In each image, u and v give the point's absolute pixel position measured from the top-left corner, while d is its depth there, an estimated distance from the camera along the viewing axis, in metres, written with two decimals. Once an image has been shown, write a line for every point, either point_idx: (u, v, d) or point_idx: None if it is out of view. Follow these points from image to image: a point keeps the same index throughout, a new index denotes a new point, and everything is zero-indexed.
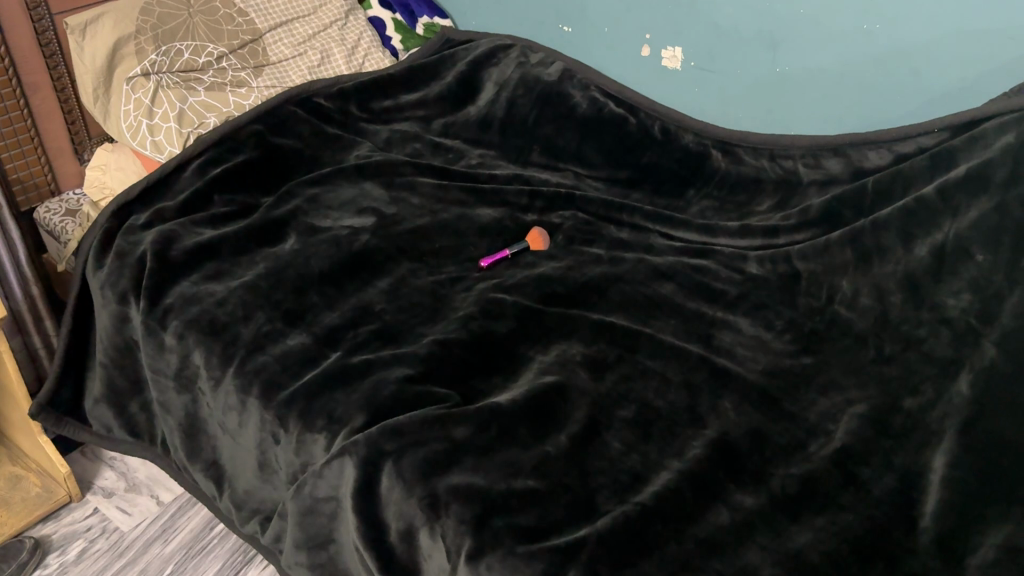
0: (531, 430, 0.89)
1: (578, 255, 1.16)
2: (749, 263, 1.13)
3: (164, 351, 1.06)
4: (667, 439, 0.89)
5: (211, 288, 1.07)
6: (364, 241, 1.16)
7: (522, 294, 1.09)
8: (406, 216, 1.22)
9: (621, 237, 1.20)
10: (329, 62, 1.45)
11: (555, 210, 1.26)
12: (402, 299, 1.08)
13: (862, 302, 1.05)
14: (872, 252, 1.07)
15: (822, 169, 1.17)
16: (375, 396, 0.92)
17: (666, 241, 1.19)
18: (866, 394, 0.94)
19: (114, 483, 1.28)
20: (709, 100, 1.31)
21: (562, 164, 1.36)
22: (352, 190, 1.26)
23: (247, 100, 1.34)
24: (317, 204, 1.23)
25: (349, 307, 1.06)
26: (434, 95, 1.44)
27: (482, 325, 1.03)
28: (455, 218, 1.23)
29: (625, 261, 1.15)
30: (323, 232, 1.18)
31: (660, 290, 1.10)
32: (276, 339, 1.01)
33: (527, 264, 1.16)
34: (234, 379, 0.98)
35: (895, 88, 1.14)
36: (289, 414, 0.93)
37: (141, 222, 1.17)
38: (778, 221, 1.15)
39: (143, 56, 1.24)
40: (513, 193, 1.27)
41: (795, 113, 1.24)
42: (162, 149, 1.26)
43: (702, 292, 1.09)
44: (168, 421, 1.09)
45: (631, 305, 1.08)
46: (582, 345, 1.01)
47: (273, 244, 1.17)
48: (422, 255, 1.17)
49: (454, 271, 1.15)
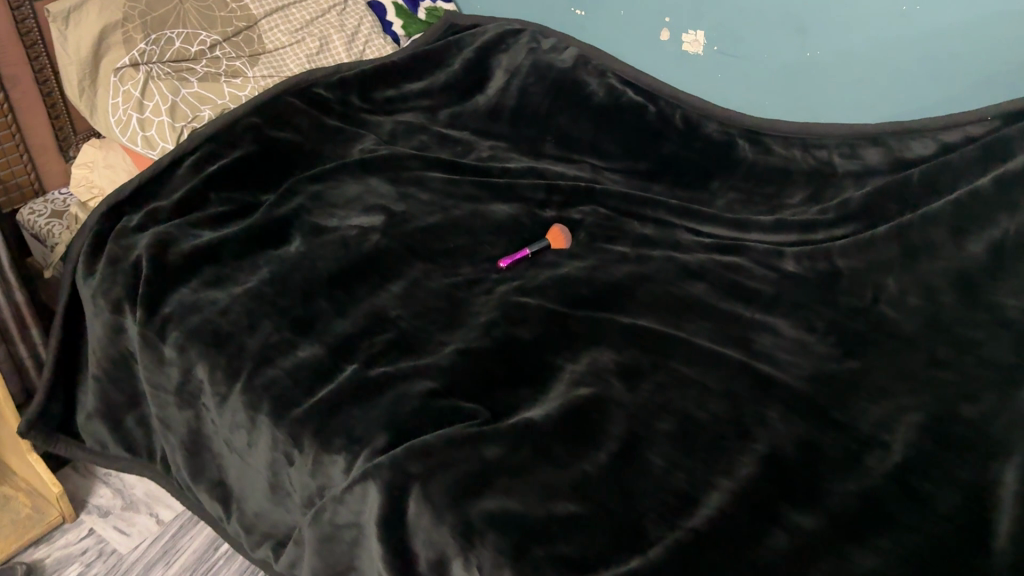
0: (567, 448, 0.82)
1: (602, 254, 1.09)
2: (785, 261, 1.06)
3: (163, 365, 0.99)
4: (714, 454, 0.83)
5: (212, 296, 1.00)
6: (374, 242, 1.09)
7: (546, 297, 1.02)
8: (416, 214, 1.15)
9: (645, 233, 1.12)
10: (328, 49, 1.36)
11: (572, 208, 1.18)
12: (418, 305, 1.01)
13: (911, 302, 0.98)
14: (919, 249, 1.02)
15: (860, 159, 1.11)
16: (396, 412, 0.85)
17: (694, 237, 1.11)
18: (922, 402, 0.88)
19: (110, 501, 1.21)
20: (733, 87, 1.24)
21: (576, 156, 1.27)
22: (357, 187, 1.18)
23: (243, 91, 1.26)
24: (320, 202, 1.16)
25: (363, 314, 0.99)
26: (440, 85, 1.36)
27: (507, 332, 0.97)
28: (468, 215, 1.16)
29: (651, 260, 1.07)
30: (330, 232, 1.11)
31: (691, 290, 1.03)
32: (285, 351, 0.94)
33: (548, 263, 1.09)
34: (242, 395, 0.91)
35: (934, 74, 1.07)
36: (303, 433, 0.86)
37: (133, 224, 1.09)
38: (814, 215, 1.09)
39: (132, 45, 1.16)
40: (529, 187, 1.19)
41: (825, 100, 1.17)
42: (154, 145, 1.19)
43: (736, 292, 1.02)
44: (168, 438, 1.02)
45: (663, 308, 1.00)
46: (614, 352, 0.94)
47: (277, 245, 1.09)
48: (436, 256, 1.10)
49: (471, 272, 1.08)
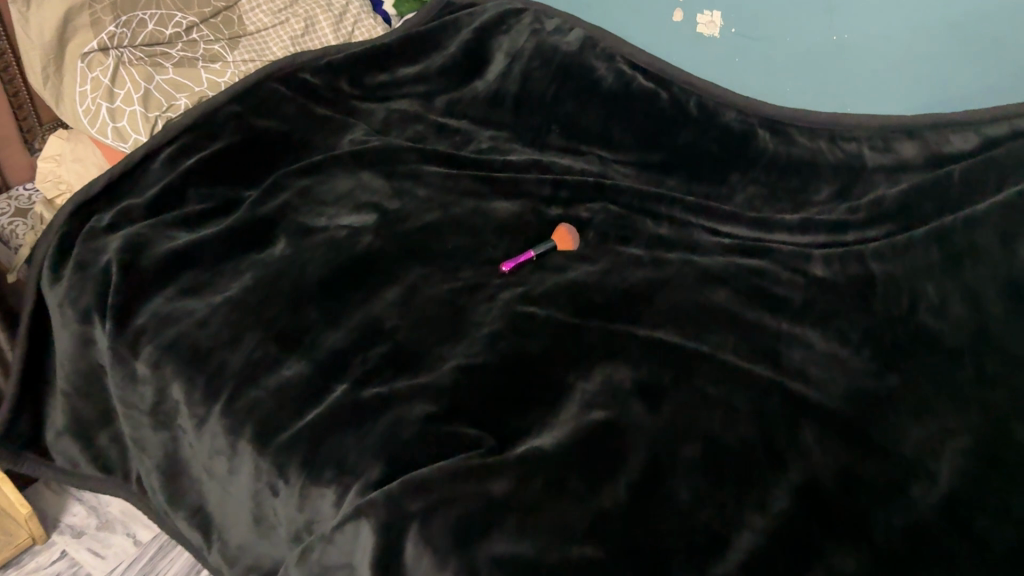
0: (584, 480, 0.74)
1: (615, 256, 1.01)
2: (813, 264, 0.98)
3: (136, 383, 0.90)
4: (745, 483, 0.75)
5: (189, 306, 0.91)
6: (366, 244, 1.00)
7: (556, 305, 0.94)
8: (413, 212, 1.06)
9: (660, 233, 1.04)
10: (313, 31, 1.27)
11: (580, 204, 1.09)
12: (415, 313, 0.93)
13: (953, 311, 0.91)
14: (964, 253, 0.94)
15: (893, 152, 1.03)
16: (392, 439, 0.76)
17: (712, 237, 1.03)
18: (969, 423, 0.81)
19: (83, 520, 1.12)
20: (751, 73, 1.15)
21: (583, 147, 1.18)
22: (348, 182, 1.10)
23: (223, 77, 1.17)
24: (308, 199, 1.07)
25: (355, 324, 0.90)
26: (437, 68, 1.26)
27: (513, 345, 0.88)
28: (469, 213, 1.07)
29: (669, 263, 0.99)
30: (318, 233, 1.02)
31: (712, 297, 0.95)
32: (269, 368, 0.85)
33: (555, 267, 1.00)
34: (222, 418, 0.83)
35: (975, 58, 0.99)
36: (290, 462, 0.78)
37: (104, 223, 1.01)
38: (843, 215, 1.01)
39: (100, 28, 1.05)
40: (533, 182, 1.11)
41: (855, 89, 1.09)
42: (126, 137, 1.10)
43: (761, 300, 0.94)
44: (143, 461, 0.94)
45: (682, 317, 0.92)
46: (631, 368, 0.86)
47: (260, 248, 1.00)
48: (435, 257, 1.01)
49: (472, 276, 0.99)
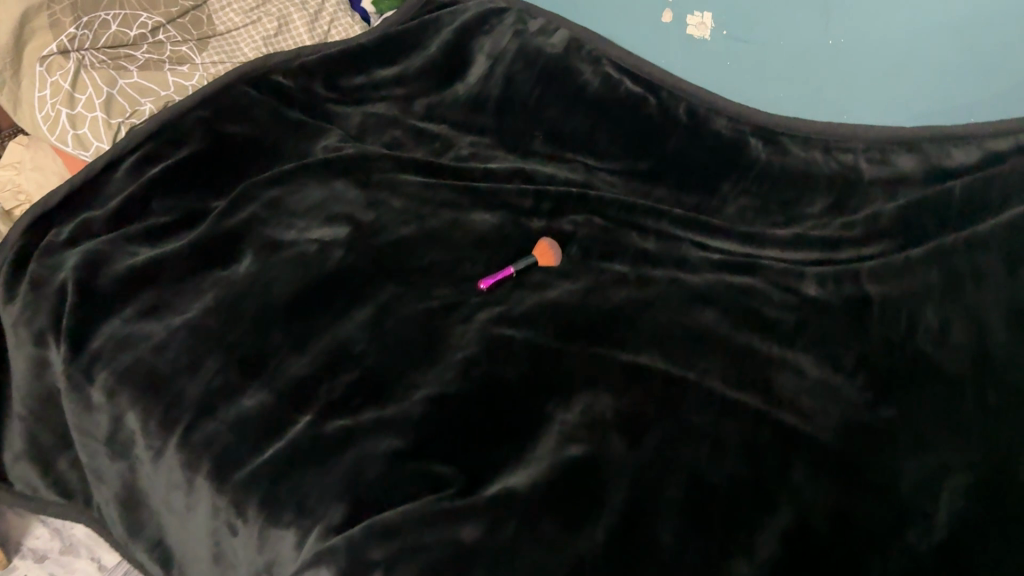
0: (560, 523, 0.69)
1: (598, 274, 0.96)
2: (806, 283, 0.93)
3: (92, 411, 0.86)
4: (730, 525, 0.71)
5: (146, 328, 0.87)
6: (337, 260, 0.96)
7: (535, 327, 0.89)
8: (387, 225, 1.01)
9: (646, 247, 0.99)
10: (287, 30, 1.21)
11: (563, 216, 1.04)
12: (386, 337, 0.88)
13: (953, 337, 0.86)
14: (965, 274, 0.90)
15: (890, 165, 1.00)
16: (357, 480, 0.72)
17: (701, 252, 0.98)
18: (969, 459, 0.76)
19: (46, 543, 1.08)
20: (744, 76, 1.10)
21: (568, 154, 1.13)
22: (321, 192, 1.05)
23: (190, 80, 1.12)
24: (276, 211, 1.02)
25: (322, 348, 0.86)
26: (416, 70, 1.21)
27: (488, 372, 0.84)
28: (447, 226, 1.02)
29: (654, 281, 0.94)
30: (286, 248, 0.97)
31: (699, 319, 0.90)
32: (229, 398, 0.81)
33: (535, 284, 0.95)
34: (178, 452, 0.79)
35: (978, 64, 0.95)
36: (248, 501, 0.74)
37: (62, 238, 0.96)
38: (839, 232, 0.96)
39: (60, 30, 1.02)
40: (514, 192, 1.05)
41: (851, 94, 1.05)
42: (87, 145, 1.05)
43: (751, 322, 0.90)
44: (101, 490, 0.89)
45: (666, 340, 0.88)
46: (612, 397, 0.82)
47: (225, 264, 0.95)
48: (409, 274, 0.96)
49: (448, 294, 0.94)
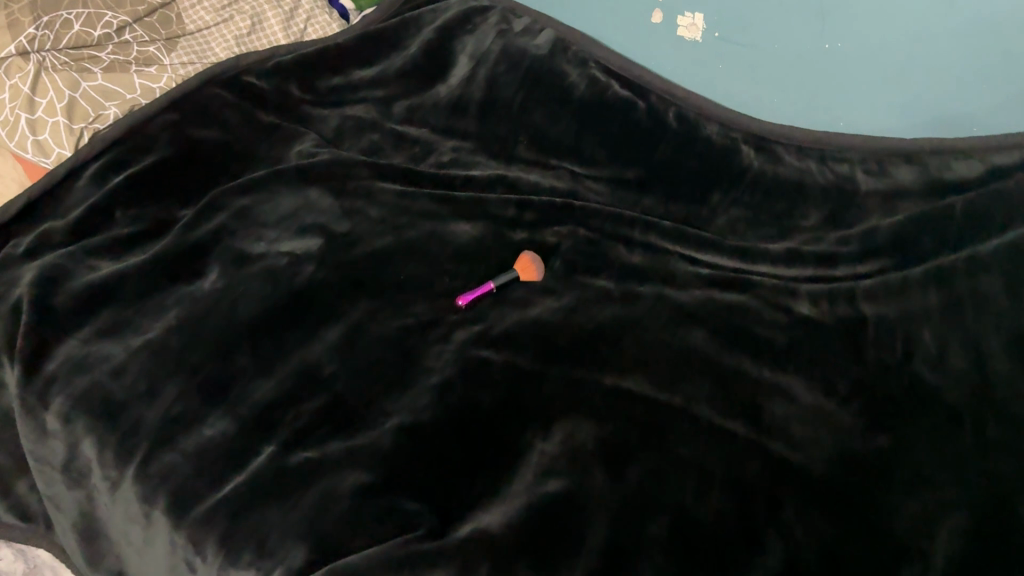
0: (536, 567, 0.65)
1: (583, 290, 0.91)
2: (799, 302, 0.89)
3: (47, 438, 0.81)
4: (716, 566, 0.67)
5: (104, 350, 0.83)
6: (308, 275, 0.92)
7: (515, 349, 0.85)
8: (362, 237, 0.97)
9: (632, 262, 0.95)
10: (260, 29, 1.17)
11: (546, 227, 0.99)
12: (358, 359, 0.84)
13: (953, 364, 0.82)
14: (966, 299, 0.86)
15: (889, 176, 0.96)
16: (320, 518, 0.69)
17: (690, 266, 0.94)
18: (967, 496, 0.73)
19: (9, 566, 1.04)
20: (736, 80, 1.06)
21: (553, 160, 1.08)
22: (294, 201, 1.00)
23: (158, 82, 1.07)
24: (246, 221, 0.97)
25: (289, 371, 0.82)
26: (395, 71, 1.16)
27: (464, 398, 0.80)
28: (425, 238, 0.97)
29: (641, 298, 0.90)
30: (255, 262, 0.93)
31: (687, 339, 0.86)
32: (190, 427, 0.77)
33: (516, 300, 0.91)
34: (135, 484, 0.74)
35: (978, 70, 0.90)
36: (206, 540, 0.70)
37: (21, 249, 0.92)
38: (834, 248, 0.92)
39: (19, 30, 0.96)
40: (496, 203, 1.00)
41: (847, 103, 1.00)
42: (48, 151, 0.99)
43: (741, 343, 0.86)
44: (59, 519, 0.85)
45: (652, 363, 0.84)
46: (594, 425, 0.78)
47: (191, 280, 0.90)
48: (384, 290, 0.92)
49: (424, 311, 0.90)
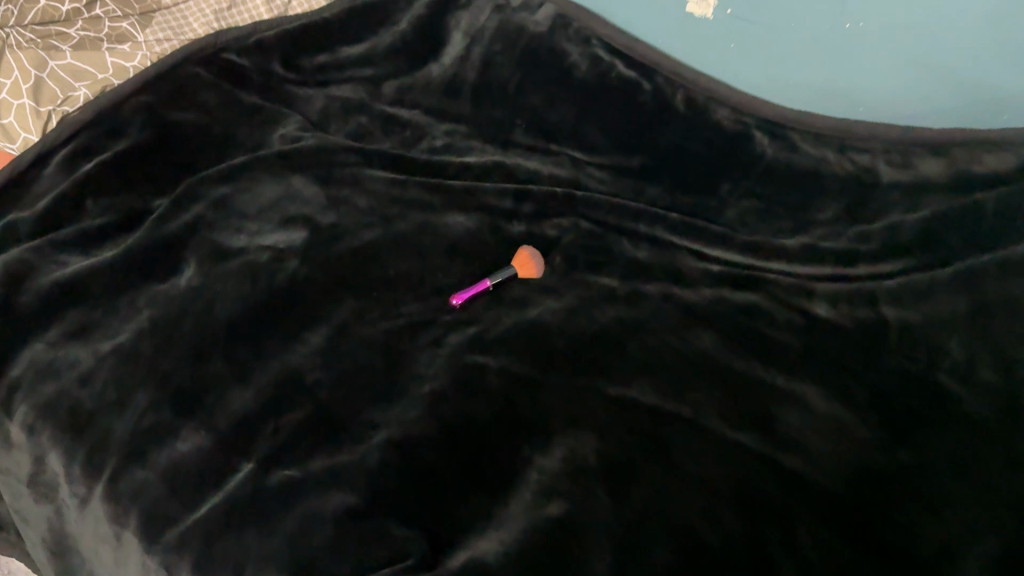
0: None
1: (585, 289, 0.86)
2: (816, 302, 0.83)
3: (12, 449, 0.76)
4: None
5: (71, 354, 0.77)
6: (290, 272, 0.86)
7: (511, 353, 0.79)
8: (349, 229, 0.91)
9: (637, 257, 0.89)
10: (241, 2, 1.09)
11: (545, 220, 0.93)
12: (344, 365, 0.78)
13: (982, 376, 0.76)
14: (995, 303, 0.80)
15: (913, 168, 0.90)
16: (301, 545, 0.64)
17: (700, 262, 0.88)
18: (996, 521, 0.67)
19: None
20: (749, 62, 1.00)
21: (553, 146, 1.01)
22: (276, 190, 0.94)
23: (131, 60, 1.01)
24: (224, 211, 0.92)
25: (269, 379, 0.76)
26: (384, 49, 1.09)
27: (457, 409, 0.75)
28: (415, 230, 0.92)
29: (646, 297, 0.85)
30: (234, 256, 0.87)
31: (695, 344, 0.80)
32: (162, 441, 0.71)
33: (513, 300, 0.85)
34: (104, 503, 0.69)
35: (1005, 56, 0.83)
36: (179, 566, 0.64)
37: None
38: (853, 244, 0.86)
39: None
40: (492, 193, 0.95)
41: (866, 86, 0.94)
42: (14, 137, 0.93)
43: (753, 347, 0.80)
44: (29, 533, 0.80)
45: (657, 369, 0.78)
46: (596, 439, 0.72)
47: (165, 276, 0.85)
48: (371, 287, 0.86)
49: (415, 312, 0.84)
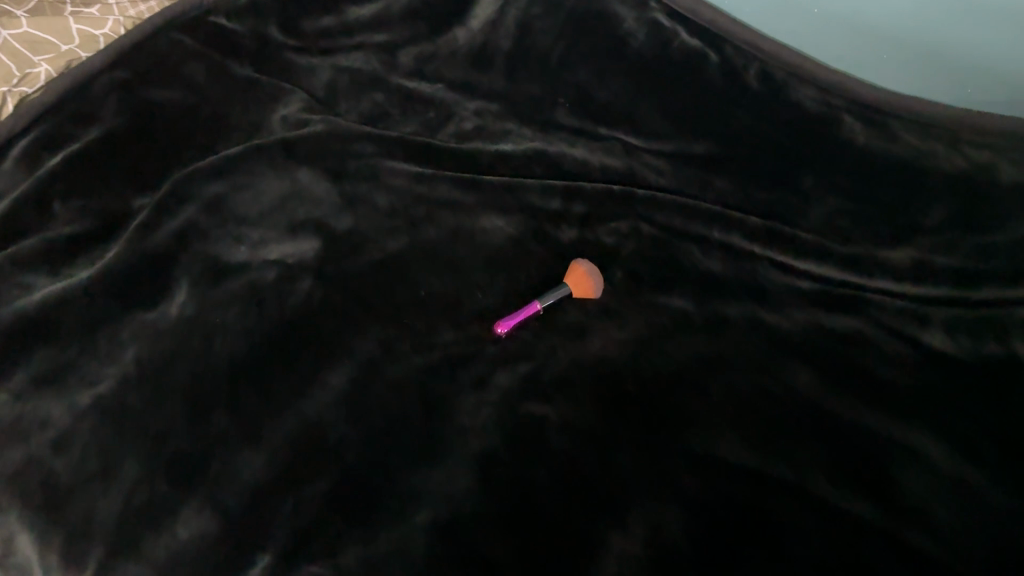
0: None
1: (651, 314, 0.73)
2: (931, 332, 0.71)
3: None
4: None
5: (41, 408, 0.63)
6: (303, 296, 0.72)
7: (573, 400, 0.67)
8: (368, 238, 0.77)
9: (712, 270, 0.76)
10: None
11: (600, 224, 0.79)
12: (374, 417, 0.65)
13: None
14: None
15: None
16: None
17: (789, 278, 0.76)
18: None
19: None
20: (834, 35, 0.86)
21: (601, 129, 0.86)
22: (279, 186, 0.80)
23: (102, 27, 0.84)
24: (219, 216, 0.77)
25: (282, 439, 0.63)
26: (400, 9, 0.92)
27: (513, 475, 0.62)
28: (448, 238, 0.78)
29: (726, 324, 0.72)
30: (234, 276, 0.73)
31: (791, 386, 0.68)
32: (158, 526, 0.58)
33: (567, 327, 0.72)
34: None
35: None
36: None
37: None
38: (969, 265, 0.74)
39: None
40: (536, 192, 0.81)
41: (959, 51, 0.80)
42: None
43: (861, 388, 0.68)
44: None
45: (749, 420, 0.66)
46: (684, 515, 0.60)
47: (153, 302, 0.70)
48: (400, 313, 0.72)
49: (453, 342, 0.71)
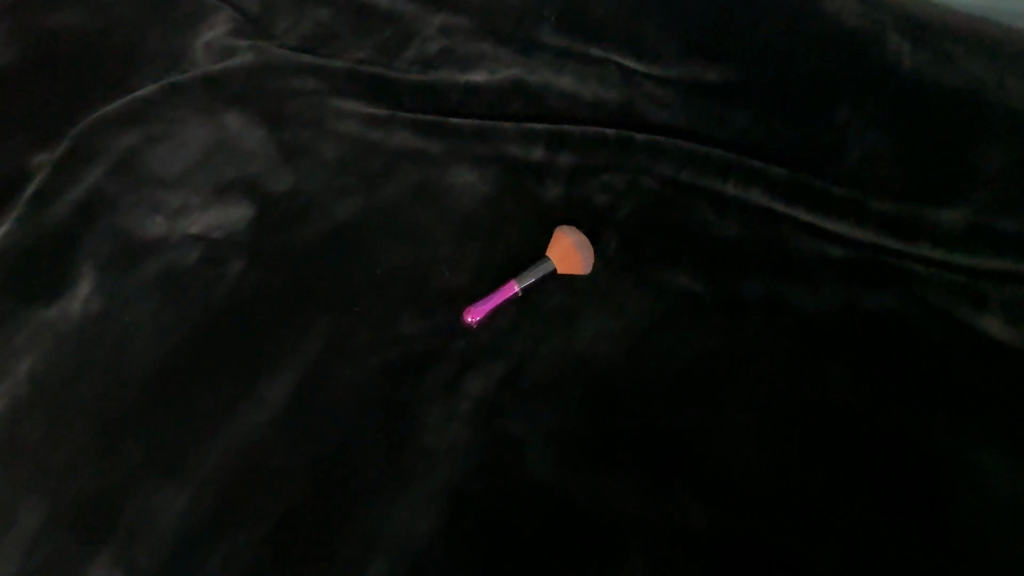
0: None
1: (653, 295, 0.61)
2: (984, 314, 0.61)
3: None
4: None
5: None
6: (234, 283, 0.60)
7: (560, 409, 0.56)
8: (313, 203, 0.64)
9: (725, 236, 0.64)
10: None
11: (590, 176, 0.67)
12: (320, 437, 0.55)
13: None
14: None
15: None
16: None
17: (817, 242, 0.64)
18: None
19: None
20: None
21: (593, 50, 0.69)
22: (205, 138, 0.67)
23: None
24: (132, 177, 0.64)
25: (210, 471, 0.53)
26: None
27: (486, 509, 0.52)
28: (409, 200, 0.65)
29: (742, 306, 0.61)
30: (151, 260, 0.61)
31: (819, 385, 0.57)
32: None
33: (552, 312, 0.60)
34: None
35: None
36: None
37: None
38: None
39: None
40: (514, 137, 0.68)
41: None
42: None
43: (902, 387, 0.57)
44: None
45: (767, 431, 0.55)
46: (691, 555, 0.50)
47: (51, 295, 0.59)
48: (350, 298, 0.60)
49: (415, 335, 0.59)
